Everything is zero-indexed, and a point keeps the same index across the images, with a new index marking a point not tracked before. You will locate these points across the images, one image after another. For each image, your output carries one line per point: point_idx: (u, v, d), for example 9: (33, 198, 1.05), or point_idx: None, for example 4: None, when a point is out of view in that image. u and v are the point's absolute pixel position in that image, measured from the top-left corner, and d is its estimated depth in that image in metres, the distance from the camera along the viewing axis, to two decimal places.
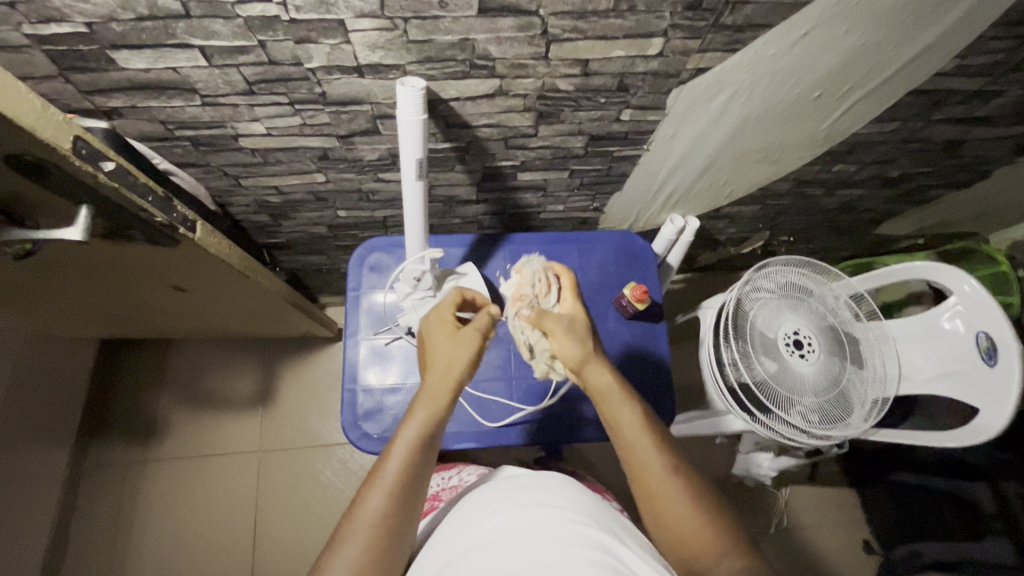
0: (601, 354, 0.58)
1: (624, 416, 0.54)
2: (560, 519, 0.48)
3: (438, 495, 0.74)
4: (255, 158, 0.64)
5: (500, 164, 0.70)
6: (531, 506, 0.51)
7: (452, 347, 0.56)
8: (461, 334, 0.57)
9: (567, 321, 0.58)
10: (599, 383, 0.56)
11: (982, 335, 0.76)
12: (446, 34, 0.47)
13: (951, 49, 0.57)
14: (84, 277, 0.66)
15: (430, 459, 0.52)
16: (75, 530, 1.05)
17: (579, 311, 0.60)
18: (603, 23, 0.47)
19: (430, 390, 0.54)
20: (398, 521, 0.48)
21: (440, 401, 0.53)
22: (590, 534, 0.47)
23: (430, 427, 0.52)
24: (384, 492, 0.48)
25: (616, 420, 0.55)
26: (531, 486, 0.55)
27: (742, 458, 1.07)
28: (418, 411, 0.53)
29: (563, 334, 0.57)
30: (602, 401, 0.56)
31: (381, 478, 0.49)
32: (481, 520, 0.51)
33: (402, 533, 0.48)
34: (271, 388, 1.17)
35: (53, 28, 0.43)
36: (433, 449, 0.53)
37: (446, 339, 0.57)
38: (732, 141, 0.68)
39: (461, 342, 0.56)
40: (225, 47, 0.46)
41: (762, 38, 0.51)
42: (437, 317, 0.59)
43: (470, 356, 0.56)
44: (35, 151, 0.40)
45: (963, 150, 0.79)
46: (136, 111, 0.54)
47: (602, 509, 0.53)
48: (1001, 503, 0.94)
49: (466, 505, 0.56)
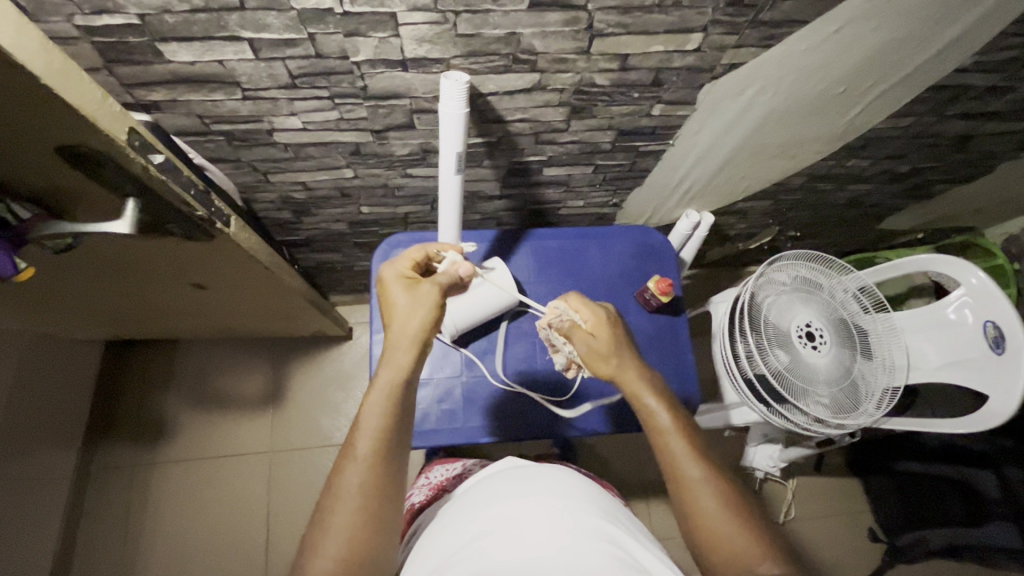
0: (634, 366, 0.58)
1: (659, 419, 0.55)
2: (566, 509, 0.49)
3: (442, 485, 0.71)
4: (287, 153, 0.64)
5: (528, 159, 0.71)
6: (539, 493, 0.51)
7: (409, 305, 0.54)
8: (418, 289, 0.55)
9: (587, 340, 0.59)
10: (633, 388, 0.57)
11: (990, 325, 0.78)
12: (493, 28, 0.47)
13: (971, 46, 0.59)
14: (108, 272, 0.65)
15: (405, 420, 0.51)
16: (85, 530, 1.04)
17: (606, 321, 0.60)
18: (646, 17, 0.48)
19: (394, 350, 0.52)
20: (379, 489, 0.47)
21: (406, 362, 0.52)
22: (597, 523, 0.48)
23: (399, 390, 0.51)
24: (362, 466, 0.47)
25: (655, 426, 0.55)
26: (539, 474, 0.55)
27: (750, 450, 1.10)
28: (384, 376, 0.51)
29: (589, 356, 0.59)
30: (640, 407, 0.57)
31: (356, 451, 0.48)
32: (490, 505, 0.51)
33: (387, 502, 0.48)
34: (282, 387, 1.16)
35: (105, 19, 0.43)
36: (405, 411, 0.51)
37: (404, 293, 0.55)
38: (753, 137, 0.70)
39: (418, 299, 0.54)
40: (275, 40, 0.46)
41: (797, 33, 0.53)
42: (394, 271, 0.56)
43: (430, 311, 0.54)
44: (92, 141, 0.40)
45: (971, 144, 0.82)
46: (174, 104, 0.53)
47: (607, 502, 0.54)
48: (1006, 490, 0.97)
49: (471, 493, 0.56)
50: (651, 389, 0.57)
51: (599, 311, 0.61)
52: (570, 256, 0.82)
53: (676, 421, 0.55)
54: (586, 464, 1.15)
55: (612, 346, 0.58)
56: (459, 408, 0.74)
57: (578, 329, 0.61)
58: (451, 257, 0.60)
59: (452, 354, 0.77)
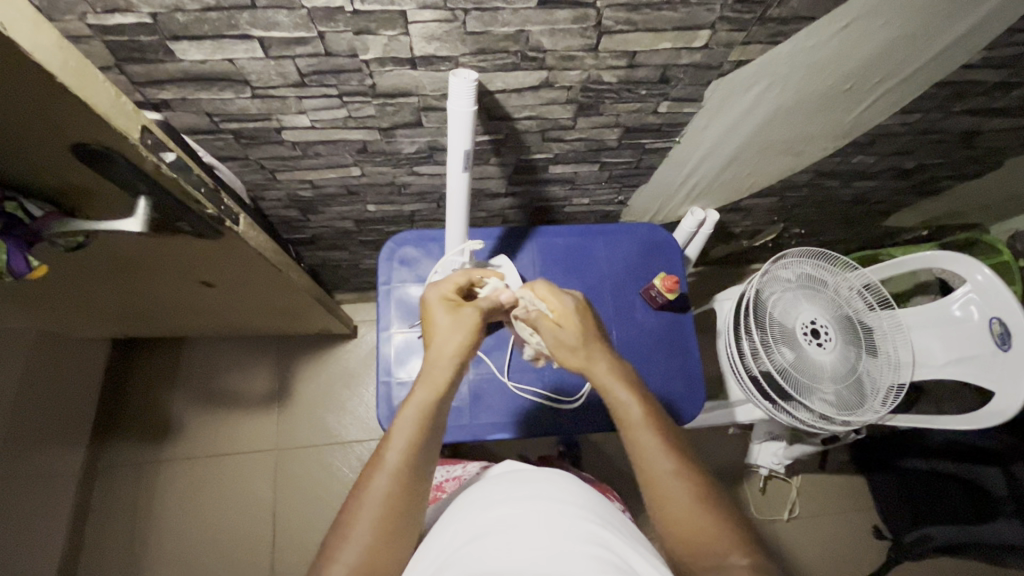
0: (602, 357, 0.58)
1: (630, 411, 0.55)
2: (558, 513, 0.47)
3: (442, 486, 0.72)
4: (296, 151, 0.64)
5: (534, 157, 0.71)
6: (531, 499, 0.49)
7: (452, 326, 0.56)
8: (461, 311, 0.57)
9: (553, 329, 0.59)
10: (603, 381, 0.57)
11: (996, 321, 0.78)
12: (502, 26, 0.47)
13: (979, 42, 0.59)
14: (117, 270, 0.65)
15: (435, 438, 0.52)
16: (92, 527, 1.04)
17: (572, 311, 0.60)
18: (654, 14, 0.48)
19: (433, 367, 0.54)
20: (405, 501, 0.48)
21: (444, 381, 0.53)
22: (590, 529, 0.46)
23: (433, 406, 0.52)
24: (388, 477, 0.48)
25: (626, 418, 0.55)
26: (533, 478, 0.54)
27: (754, 447, 1.10)
28: (420, 393, 0.52)
29: (558, 345, 0.59)
30: (609, 398, 0.57)
31: (385, 462, 0.49)
32: (481, 512, 0.49)
33: (409, 513, 0.48)
34: (288, 385, 1.17)
35: (117, 18, 0.43)
36: (437, 427, 0.52)
37: (447, 315, 0.57)
38: (759, 134, 0.70)
39: (462, 321, 0.56)
40: (285, 38, 0.47)
41: (805, 30, 0.53)
42: (437, 293, 0.59)
43: (470, 333, 0.56)
44: (106, 139, 0.40)
45: (977, 141, 0.82)
46: (185, 102, 0.54)
47: (604, 507, 0.52)
48: (1012, 484, 0.95)
49: (465, 499, 0.55)
50: (625, 382, 0.57)
51: (566, 301, 0.60)
52: (575, 254, 0.82)
53: (647, 413, 0.55)
54: (590, 461, 1.15)
55: (581, 336, 0.58)
56: (466, 405, 0.74)
57: (547, 320, 0.60)
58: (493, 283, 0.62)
59: None
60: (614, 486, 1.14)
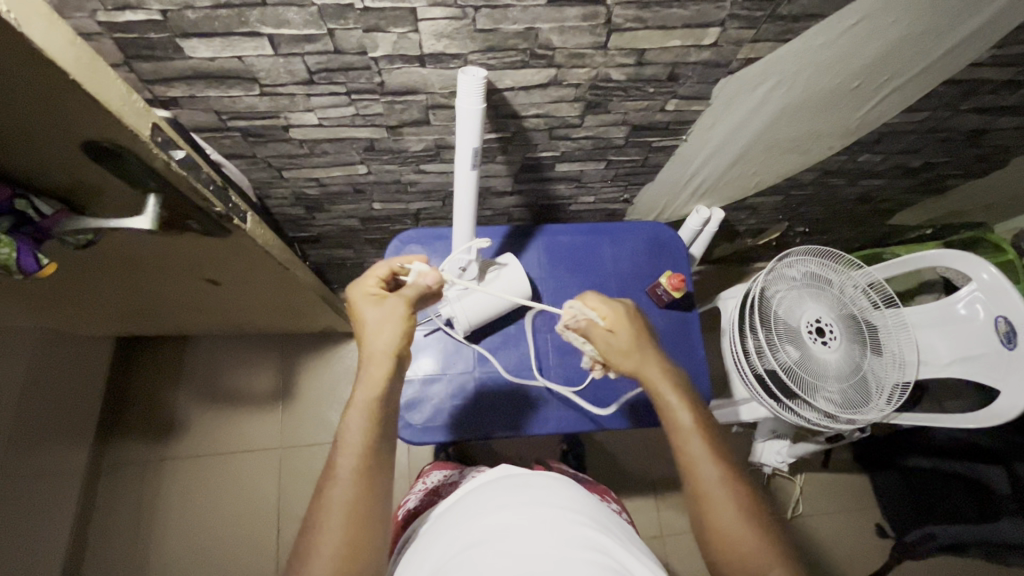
0: (655, 363, 0.57)
1: (681, 417, 0.54)
2: (558, 519, 0.47)
3: (437, 491, 0.69)
4: (303, 149, 0.64)
5: (541, 155, 0.71)
6: (529, 504, 0.49)
7: (382, 319, 0.53)
8: (387, 301, 0.54)
9: (605, 336, 0.58)
10: (654, 385, 0.56)
11: (1001, 320, 0.78)
12: (512, 23, 0.47)
13: (988, 40, 0.59)
14: (122, 268, 0.65)
15: (385, 436, 0.49)
16: (96, 525, 1.05)
17: (625, 318, 0.59)
18: (665, 12, 0.48)
19: (370, 366, 0.51)
20: (367, 507, 0.46)
21: (383, 377, 0.51)
22: (588, 535, 0.46)
23: (378, 406, 0.50)
24: (344, 485, 0.46)
25: (675, 424, 0.54)
26: (529, 480, 0.54)
27: (758, 446, 1.10)
28: (360, 394, 0.50)
29: (610, 351, 0.58)
30: (660, 404, 0.56)
31: (338, 472, 0.47)
32: (478, 516, 0.49)
33: (375, 517, 0.46)
34: (292, 383, 1.17)
35: (127, 15, 0.43)
36: (386, 424, 0.50)
37: (374, 307, 0.53)
38: (766, 133, 0.70)
39: (389, 311, 0.53)
40: (295, 36, 0.47)
41: (815, 27, 0.52)
42: (361, 290, 0.55)
43: (401, 322, 0.53)
44: (117, 137, 0.40)
45: (984, 139, 0.81)
46: (193, 100, 0.54)
47: (599, 511, 0.52)
48: (1015, 483, 0.94)
49: (460, 502, 0.55)
50: (676, 388, 0.56)
51: (618, 308, 0.60)
52: (581, 252, 0.82)
53: (697, 421, 0.54)
54: (594, 460, 1.15)
55: (633, 341, 0.57)
56: (471, 404, 0.74)
57: (598, 327, 0.59)
58: (417, 266, 0.57)
59: (465, 350, 0.77)
60: (618, 484, 1.14)
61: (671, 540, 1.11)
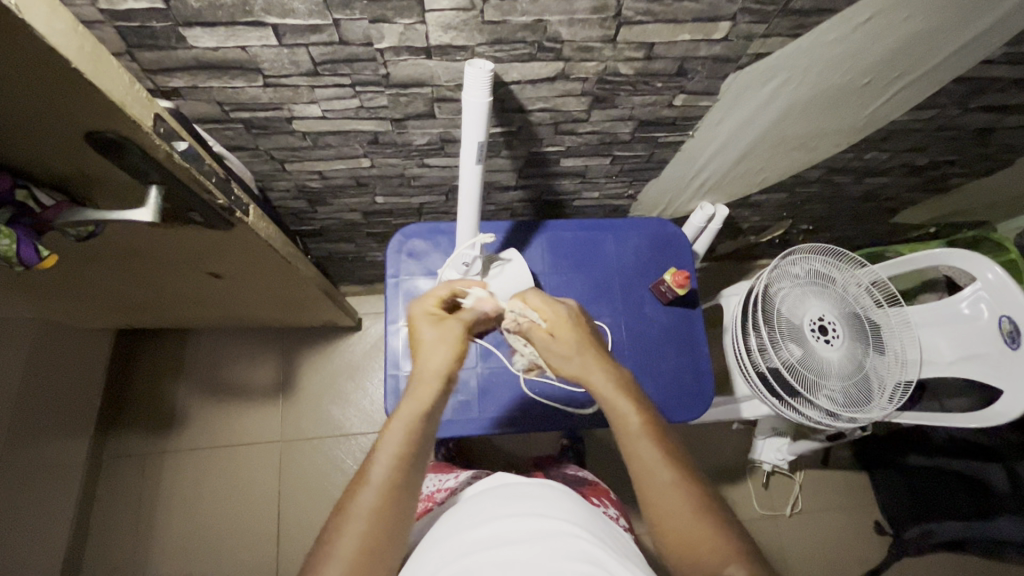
0: (597, 363, 0.57)
1: (629, 420, 0.53)
2: (553, 531, 0.47)
3: (431, 497, 0.69)
4: (306, 141, 0.63)
5: (546, 149, 0.70)
6: (525, 515, 0.49)
7: (437, 340, 0.55)
8: (446, 324, 0.57)
9: (544, 338, 0.60)
10: (600, 387, 0.55)
11: (1004, 320, 0.77)
12: (521, 15, 0.47)
13: (1000, 38, 0.58)
14: (123, 261, 0.65)
15: (424, 450, 0.50)
16: (97, 517, 1.05)
17: (565, 319, 0.60)
18: (676, 5, 0.47)
19: (421, 384, 0.52)
20: (393, 513, 0.46)
21: (433, 397, 0.52)
22: (582, 547, 0.46)
23: (424, 419, 0.50)
24: (374, 490, 0.46)
25: (624, 427, 0.53)
26: (528, 491, 0.53)
27: (759, 443, 1.10)
28: (407, 406, 0.51)
29: (552, 353, 0.59)
30: (606, 405, 0.55)
31: (370, 475, 0.47)
32: (472, 529, 0.49)
33: (399, 526, 0.46)
34: (292, 376, 1.16)
35: (129, 3, 0.42)
36: (428, 438, 0.51)
37: (432, 328, 0.56)
38: (774, 129, 0.69)
39: (448, 335, 0.55)
40: (299, 26, 0.46)
41: (826, 23, 0.52)
42: (421, 309, 0.58)
43: (456, 346, 0.55)
44: (120, 128, 0.40)
45: (991, 138, 0.81)
46: (196, 91, 0.53)
47: (598, 523, 0.52)
48: (1015, 481, 0.96)
49: (458, 511, 0.55)
50: (621, 389, 0.55)
51: (558, 309, 0.61)
52: (585, 248, 0.81)
53: (646, 422, 0.53)
54: (595, 456, 1.15)
55: (573, 342, 0.58)
56: (474, 399, 0.74)
57: (539, 332, 0.60)
58: (473, 295, 0.62)
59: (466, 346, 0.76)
60: (617, 480, 1.14)
61: None
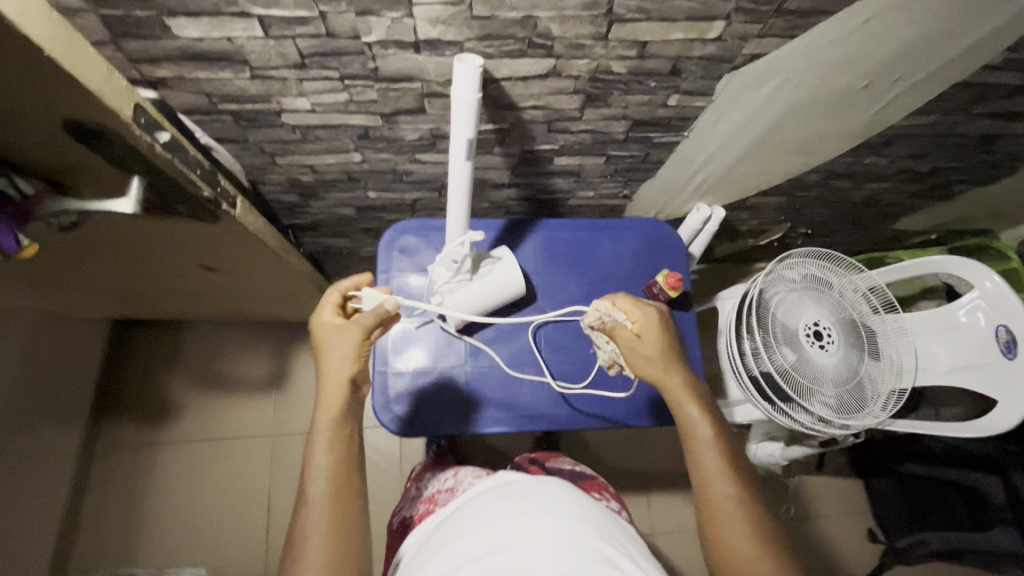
0: (678, 372, 0.60)
1: (699, 431, 0.57)
2: (561, 529, 0.46)
3: (433, 499, 0.68)
4: (296, 135, 0.63)
5: (539, 148, 0.70)
6: (531, 513, 0.48)
7: (335, 347, 0.53)
8: (344, 330, 0.53)
9: (630, 343, 0.61)
10: (676, 396, 0.59)
11: (1002, 329, 0.77)
12: (509, 11, 0.46)
13: (1002, 43, 0.57)
14: (112, 251, 0.64)
15: (354, 452, 0.52)
16: (88, 506, 1.05)
17: (655, 328, 0.61)
18: (668, 4, 0.47)
19: (326, 394, 0.52)
20: (344, 522, 0.48)
21: (341, 401, 0.52)
22: (590, 542, 0.46)
23: (341, 425, 0.51)
24: (319, 507, 0.48)
25: (692, 436, 0.57)
26: (531, 488, 0.53)
27: (752, 450, 1.06)
28: (321, 419, 0.51)
29: (638, 359, 0.61)
30: (678, 412, 0.59)
31: (311, 495, 0.48)
32: (481, 528, 0.48)
33: (354, 531, 0.48)
34: (285, 370, 1.16)
35: None
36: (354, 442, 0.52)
37: (332, 335, 0.54)
38: (771, 131, 0.68)
39: (342, 340, 0.53)
40: (286, 18, 0.45)
41: (823, 25, 0.51)
42: (320, 317, 0.55)
43: (356, 349, 0.53)
44: (99, 118, 0.39)
45: (993, 145, 0.80)
46: (183, 81, 0.52)
47: (601, 517, 0.51)
48: (1011, 493, 0.94)
49: (462, 510, 0.54)
50: (697, 401, 0.58)
51: (648, 315, 0.62)
52: (580, 248, 0.81)
53: (715, 435, 0.57)
54: (586, 456, 1.15)
55: (660, 351, 0.60)
56: (462, 397, 0.74)
57: (627, 332, 0.62)
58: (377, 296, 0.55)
59: (456, 345, 0.75)
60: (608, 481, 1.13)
61: (660, 538, 1.12)
